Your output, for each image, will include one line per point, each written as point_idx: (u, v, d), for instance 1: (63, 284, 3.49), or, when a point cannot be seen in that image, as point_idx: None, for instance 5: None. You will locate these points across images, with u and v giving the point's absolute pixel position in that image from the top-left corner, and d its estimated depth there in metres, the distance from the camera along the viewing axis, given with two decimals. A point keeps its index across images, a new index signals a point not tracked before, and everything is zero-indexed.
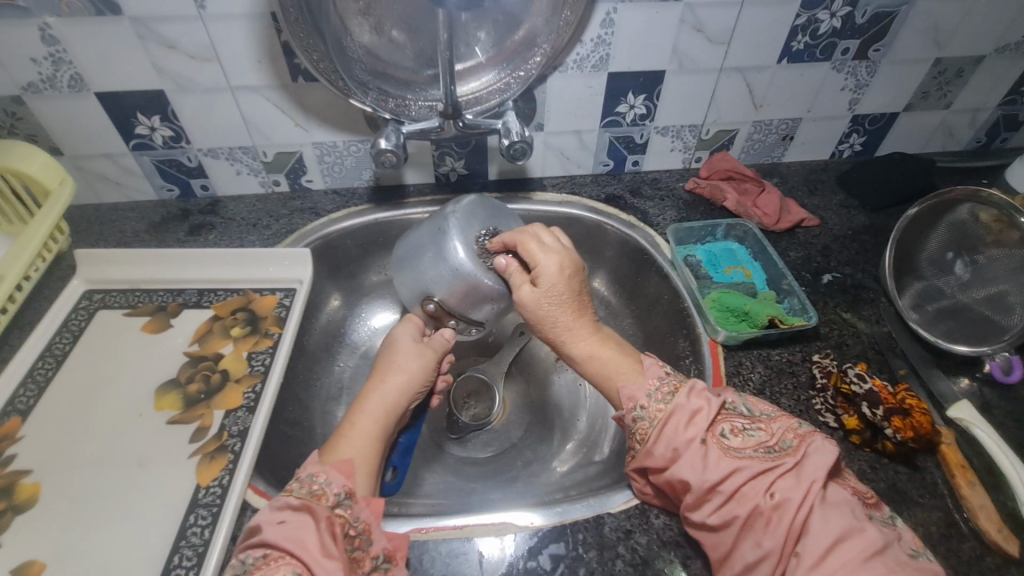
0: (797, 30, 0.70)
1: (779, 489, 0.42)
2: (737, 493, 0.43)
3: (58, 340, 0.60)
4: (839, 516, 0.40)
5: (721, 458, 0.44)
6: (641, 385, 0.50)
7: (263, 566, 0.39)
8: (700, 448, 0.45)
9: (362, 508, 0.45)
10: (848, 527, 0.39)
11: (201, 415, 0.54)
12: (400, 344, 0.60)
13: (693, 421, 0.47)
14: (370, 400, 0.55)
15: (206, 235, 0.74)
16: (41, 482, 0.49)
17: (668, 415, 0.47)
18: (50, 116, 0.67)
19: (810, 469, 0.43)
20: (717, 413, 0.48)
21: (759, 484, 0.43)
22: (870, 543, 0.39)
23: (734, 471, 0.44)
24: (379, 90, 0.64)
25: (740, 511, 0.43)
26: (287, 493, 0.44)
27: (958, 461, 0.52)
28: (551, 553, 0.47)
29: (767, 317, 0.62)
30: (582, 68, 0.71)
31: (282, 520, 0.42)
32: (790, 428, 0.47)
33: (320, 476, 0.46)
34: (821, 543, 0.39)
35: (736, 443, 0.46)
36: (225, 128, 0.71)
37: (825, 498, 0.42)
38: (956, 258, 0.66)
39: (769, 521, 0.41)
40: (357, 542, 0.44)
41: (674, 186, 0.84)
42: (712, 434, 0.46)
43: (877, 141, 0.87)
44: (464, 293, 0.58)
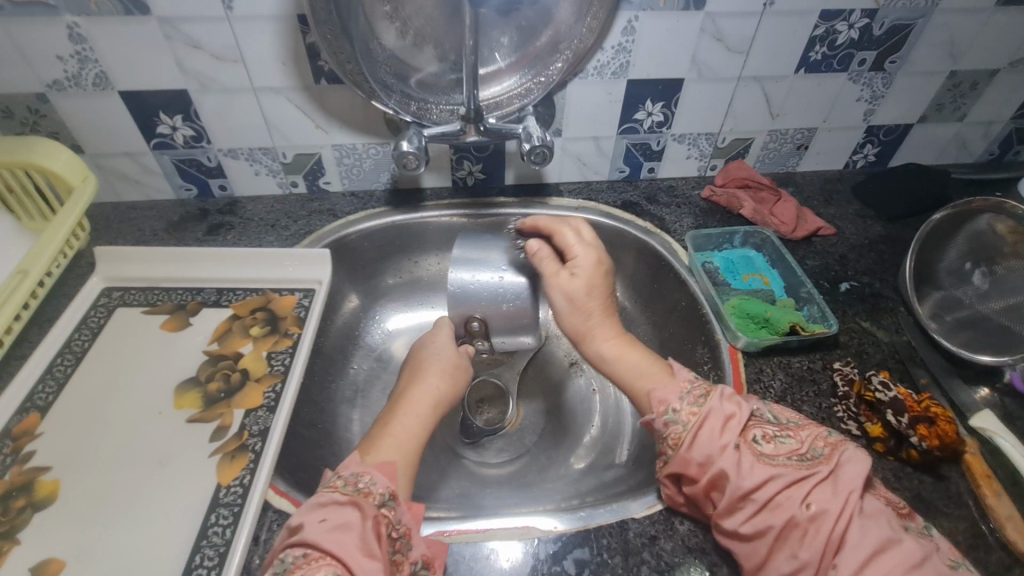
0: (816, 40, 0.71)
1: (815, 499, 0.42)
2: (773, 502, 0.43)
3: (78, 336, 0.59)
4: (877, 527, 0.40)
5: (755, 464, 0.44)
6: (675, 388, 0.50)
7: (304, 565, 0.39)
8: (734, 453, 0.45)
9: (404, 511, 0.45)
10: (885, 538, 0.40)
11: (221, 414, 0.54)
12: (439, 356, 0.61)
13: (727, 427, 0.47)
14: (413, 403, 0.56)
15: (224, 235, 0.74)
16: (61, 479, 0.49)
17: (702, 419, 0.47)
18: (73, 113, 0.67)
19: (849, 477, 0.43)
20: (749, 419, 0.48)
21: (795, 494, 0.43)
22: (908, 554, 0.39)
23: (769, 479, 0.44)
24: (403, 94, 0.65)
25: (777, 522, 0.42)
26: (330, 489, 0.44)
27: (984, 471, 0.51)
28: (575, 559, 0.47)
29: (788, 323, 0.62)
30: (602, 74, 0.71)
31: (324, 518, 0.42)
32: (821, 434, 0.47)
33: (364, 476, 0.45)
34: (858, 554, 0.39)
35: (769, 449, 0.46)
36: (246, 128, 0.71)
37: (863, 507, 0.42)
38: (975, 267, 0.67)
39: (806, 534, 0.41)
40: (398, 545, 0.43)
41: (690, 193, 0.84)
42: (745, 440, 0.46)
43: (891, 152, 0.88)
44: (504, 322, 0.65)
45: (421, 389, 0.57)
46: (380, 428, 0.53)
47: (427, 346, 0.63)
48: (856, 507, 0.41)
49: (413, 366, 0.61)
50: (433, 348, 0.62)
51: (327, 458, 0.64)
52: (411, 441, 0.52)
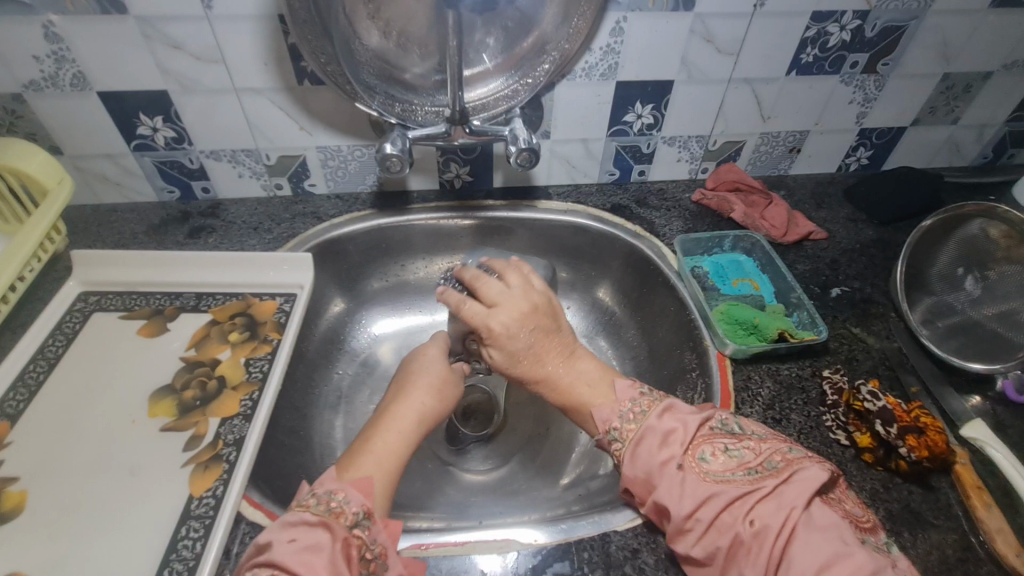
0: (807, 42, 0.70)
1: (758, 515, 0.41)
2: (719, 521, 0.42)
3: (51, 342, 0.58)
4: (824, 542, 0.39)
5: (696, 482, 0.44)
6: (614, 406, 0.52)
7: None
8: (677, 472, 0.45)
9: (379, 530, 0.44)
10: (833, 554, 0.38)
11: (196, 423, 0.53)
12: (429, 368, 0.58)
13: (667, 442, 0.47)
14: (397, 416, 0.53)
15: (206, 238, 0.73)
16: (28, 491, 0.47)
17: (641, 437, 0.48)
18: (50, 114, 0.66)
19: (787, 495, 0.41)
20: (698, 435, 0.47)
21: (737, 511, 0.42)
22: (855, 570, 0.37)
23: (711, 496, 0.43)
24: (387, 95, 0.63)
25: (725, 542, 0.42)
26: (302, 509, 0.43)
27: (974, 482, 0.50)
28: (555, 572, 0.46)
29: (777, 330, 0.61)
30: (590, 76, 0.70)
31: (293, 539, 0.40)
32: (776, 448, 0.45)
33: (337, 494, 0.44)
34: (801, 573, 0.38)
35: (715, 466, 0.45)
36: (228, 130, 0.70)
37: (809, 521, 0.40)
38: (967, 273, 0.66)
39: (751, 551, 0.40)
40: (372, 566, 0.42)
41: (680, 196, 0.83)
42: (688, 458, 0.46)
43: (884, 155, 0.87)
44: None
45: (408, 403, 0.54)
46: (361, 442, 0.51)
47: (418, 358, 0.60)
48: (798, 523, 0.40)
49: (399, 379, 0.59)
50: (423, 361, 0.59)
51: (308, 466, 0.63)
52: (393, 457, 0.50)
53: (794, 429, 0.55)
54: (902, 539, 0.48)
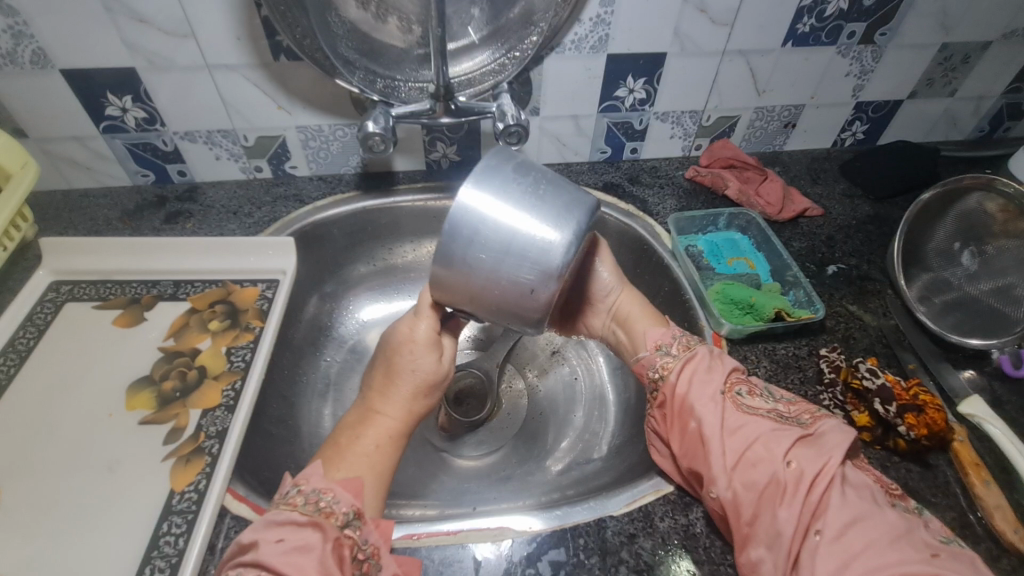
0: (803, 12, 0.68)
1: (795, 457, 0.43)
2: (753, 457, 0.44)
3: (22, 334, 0.56)
4: (858, 497, 0.41)
5: (738, 413, 0.47)
6: (667, 332, 0.56)
7: None
8: (720, 403, 0.48)
9: (371, 529, 0.43)
10: (863, 509, 0.40)
11: (176, 415, 0.51)
12: (416, 370, 0.51)
13: (713, 372, 0.51)
14: (384, 414, 0.50)
15: (183, 223, 0.70)
16: (1, 489, 0.45)
17: (691, 358, 0.52)
18: (11, 94, 0.62)
19: (823, 446, 0.44)
20: (734, 377, 0.51)
21: (776, 450, 0.44)
22: (888, 526, 0.39)
23: (751, 429, 0.46)
24: (367, 70, 0.60)
25: (759, 478, 0.43)
26: (289, 507, 0.42)
27: (972, 458, 0.50)
28: (550, 560, 0.45)
29: (774, 309, 0.59)
30: (580, 49, 0.68)
31: (280, 539, 0.39)
32: (810, 408, 0.48)
33: (326, 493, 0.43)
34: (838, 518, 0.40)
35: (751, 403, 0.48)
36: (201, 110, 0.67)
37: (843, 476, 0.42)
38: (963, 248, 0.65)
39: (786, 489, 0.42)
40: (365, 566, 0.41)
41: (673, 174, 0.81)
42: (730, 393, 0.49)
43: (880, 129, 0.85)
44: (498, 307, 0.45)
45: (392, 403, 0.51)
46: (346, 439, 0.49)
47: (405, 350, 0.52)
48: (834, 473, 0.42)
49: (383, 368, 0.53)
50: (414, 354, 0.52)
51: (295, 456, 0.62)
52: (382, 457, 0.48)
53: None
54: None
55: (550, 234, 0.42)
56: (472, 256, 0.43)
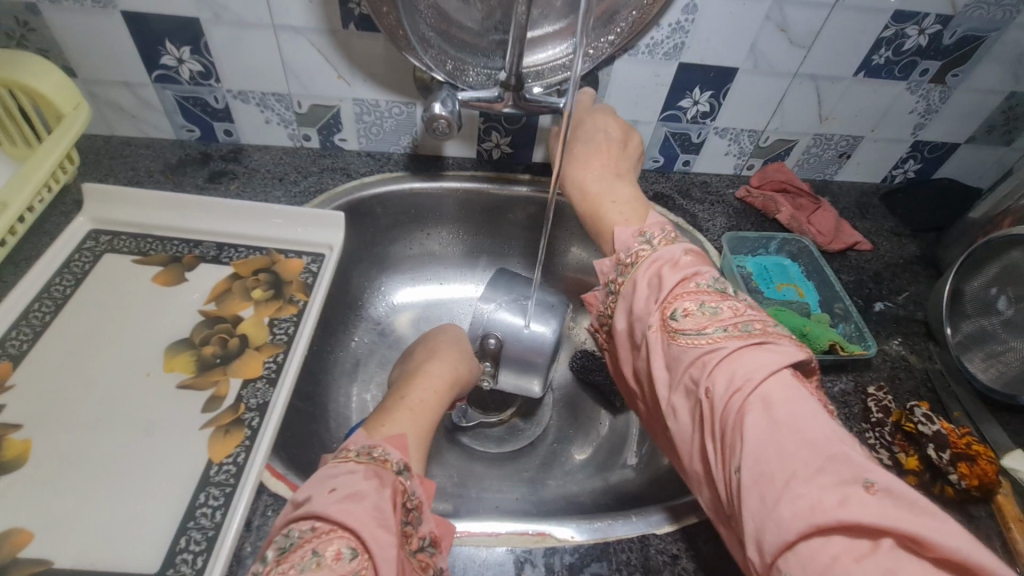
0: (881, 43, 0.67)
1: (715, 379, 0.38)
2: (687, 387, 0.40)
3: (58, 281, 0.54)
4: (777, 419, 0.34)
5: (668, 339, 0.42)
6: (630, 231, 0.51)
7: (314, 539, 0.35)
8: (655, 332, 0.44)
9: (417, 483, 0.43)
10: (784, 433, 0.34)
11: (216, 382, 0.49)
12: (455, 342, 0.63)
13: (647, 299, 0.46)
14: (432, 376, 0.56)
15: (227, 183, 0.68)
16: (32, 440, 0.44)
17: (633, 281, 0.48)
18: (65, 30, 0.60)
19: (755, 363, 0.37)
20: (675, 289, 0.45)
21: (701, 374, 0.39)
22: (812, 449, 0.33)
23: (681, 353, 0.41)
24: (440, 49, 0.59)
25: (693, 408, 0.40)
26: (342, 459, 0.41)
27: (1016, 514, 0.49)
28: (593, 572, 0.43)
29: (829, 342, 0.58)
30: (653, 54, 0.66)
31: (333, 488, 0.38)
32: (760, 318, 0.41)
33: (376, 448, 0.43)
34: (749, 445, 0.34)
35: (686, 319, 0.42)
36: (260, 71, 0.65)
37: (766, 396, 0.36)
38: (1000, 294, 0.61)
39: (709, 420, 0.38)
40: (410, 516, 0.40)
41: (723, 191, 0.80)
42: (665, 316, 0.44)
43: (931, 170, 0.84)
44: (515, 354, 0.63)
45: (439, 363, 0.58)
46: (394, 400, 0.51)
47: (443, 334, 0.65)
48: (752, 393, 0.36)
49: (432, 344, 0.63)
50: (449, 336, 0.64)
51: (322, 434, 0.61)
52: (430, 414, 0.51)
53: None
54: None
55: (541, 327, 0.62)
56: (493, 320, 0.63)
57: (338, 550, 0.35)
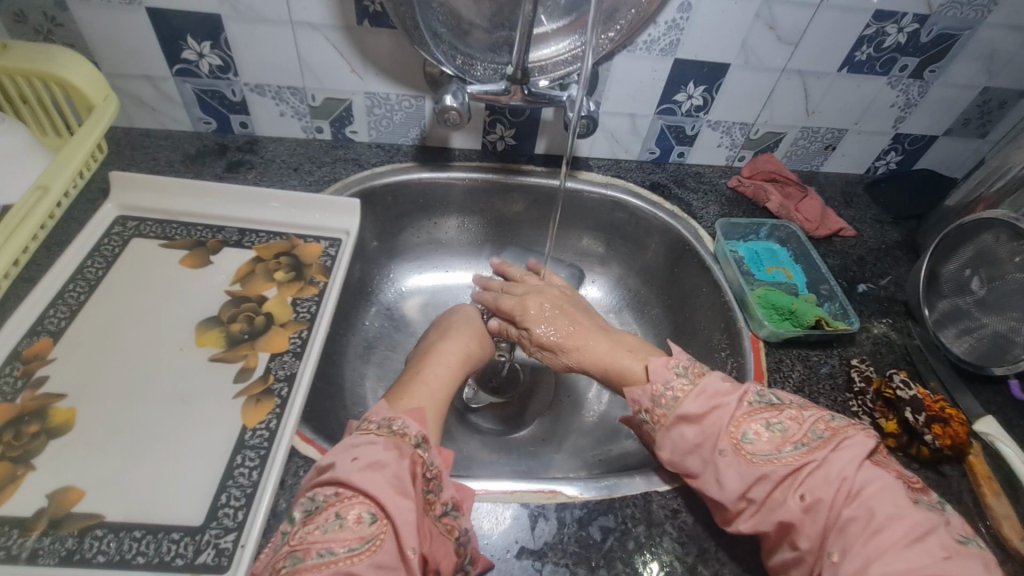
0: (863, 40, 0.71)
1: (808, 490, 0.41)
2: (773, 500, 0.42)
3: (91, 263, 0.57)
4: (877, 507, 0.39)
5: (746, 467, 0.43)
6: (642, 389, 0.50)
7: (338, 503, 0.38)
8: (726, 459, 0.44)
9: (435, 453, 0.45)
10: (884, 520, 0.38)
11: (245, 355, 0.52)
12: (469, 321, 0.66)
13: (702, 428, 0.46)
14: (448, 356, 0.58)
15: (245, 173, 0.71)
16: (77, 408, 0.47)
17: (674, 420, 0.47)
18: (91, 25, 0.62)
19: (836, 463, 0.41)
20: (737, 415, 0.46)
21: (788, 490, 0.42)
22: (907, 532, 0.38)
23: (761, 478, 0.43)
24: (451, 45, 0.62)
25: (779, 519, 0.42)
26: (364, 431, 0.44)
27: (984, 472, 0.54)
28: (600, 525, 0.47)
29: (814, 317, 0.63)
30: (651, 50, 0.70)
31: (355, 457, 0.41)
32: (819, 418, 0.45)
33: (396, 420, 0.45)
34: (858, 543, 0.38)
35: (759, 445, 0.44)
36: (276, 65, 0.68)
37: (858, 492, 0.40)
38: (973, 275, 0.66)
39: (804, 527, 0.41)
40: (430, 485, 0.43)
41: (716, 181, 0.84)
42: (732, 443, 0.45)
43: (912, 161, 0.88)
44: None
45: (452, 342, 0.61)
46: (412, 378, 0.54)
47: (458, 313, 0.68)
48: (849, 489, 0.40)
49: (446, 324, 0.66)
50: (463, 316, 0.67)
51: (340, 410, 0.64)
52: (444, 389, 0.54)
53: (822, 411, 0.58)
54: None
55: None
56: None
57: (358, 514, 0.38)
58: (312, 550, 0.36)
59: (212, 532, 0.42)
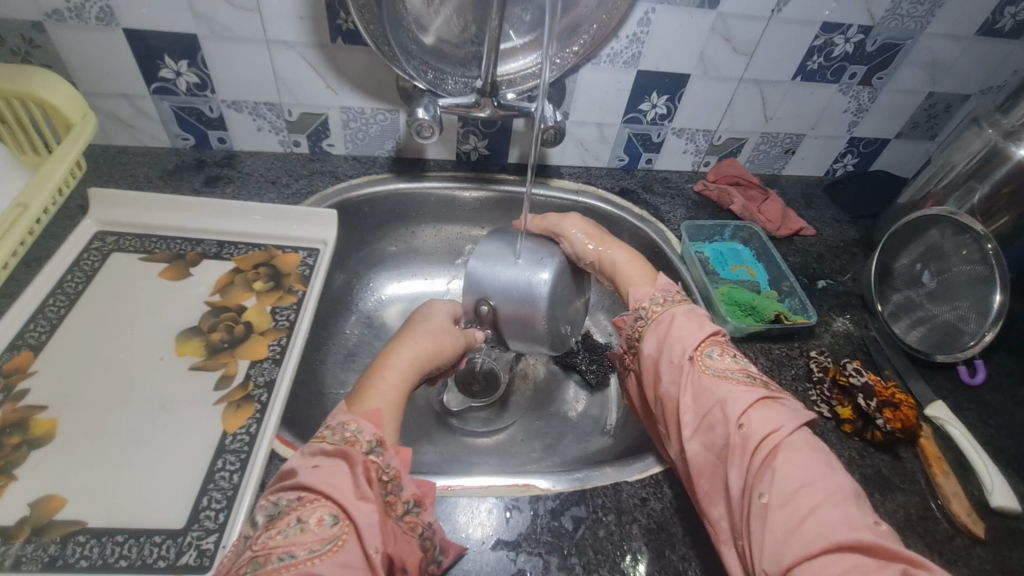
0: (814, 51, 0.76)
1: (750, 419, 0.43)
2: (713, 419, 0.45)
3: (71, 278, 0.58)
4: (807, 461, 0.41)
5: (701, 376, 0.48)
6: (649, 291, 0.58)
7: (300, 507, 0.39)
8: (687, 368, 0.49)
9: (392, 455, 0.45)
10: (813, 475, 0.40)
11: (225, 363, 0.54)
12: (432, 318, 0.62)
13: (679, 338, 0.51)
14: (401, 359, 0.56)
15: (223, 187, 0.73)
16: (58, 419, 0.48)
17: (667, 322, 0.53)
18: (69, 46, 0.64)
19: (780, 414, 0.44)
20: (709, 339, 0.51)
21: (731, 411, 0.44)
22: (834, 489, 0.39)
23: (709, 391, 0.46)
24: (422, 60, 0.65)
25: (717, 439, 0.45)
26: (319, 439, 0.44)
27: (935, 453, 0.57)
28: (572, 515, 0.49)
29: (773, 312, 0.67)
30: (614, 62, 0.73)
31: (316, 464, 0.42)
32: (777, 379, 0.48)
33: (350, 424, 0.46)
34: (785, 481, 0.39)
35: (719, 365, 0.48)
36: (253, 82, 0.70)
37: (793, 442, 0.42)
38: (924, 269, 0.70)
39: (737, 449, 0.43)
40: (389, 486, 0.43)
41: (683, 186, 0.87)
42: (700, 356, 0.49)
43: (868, 163, 0.93)
44: (512, 317, 0.62)
45: (407, 340, 0.58)
46: (366, 382, 0.53)
47: (425, 309, 0.64)
48: (785, 438, 0.42)
49: (405, 327, 0.61)
50: (429, 312, 0.63)
51: (320, 416, 0.65)
52: (395, 394, 0.52)
53: None
54: (873, 498, 0.54)
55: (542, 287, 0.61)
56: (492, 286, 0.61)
57: (320, 517, 0.38)
58: (273, 556, 0.36)
59: (194, 533, 0.43)
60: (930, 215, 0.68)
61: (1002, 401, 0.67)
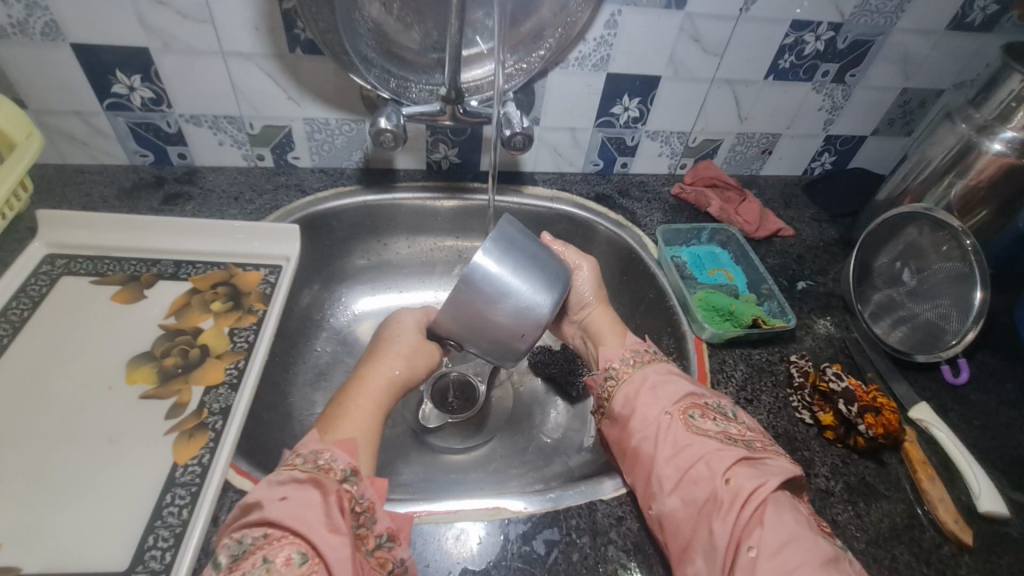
0: (785, 49, 0.75)
1: (735, 475, 0.43)
2: (695, 474, 0.45)
3: (16, 305, 0.55)
4: (792, 521, 0.41)
5: (685, 434, 0.47)
6: (620, 350, 0.57)
7: (267, 546, 0.37)
8: (667, 424, 0.49)
9: (367, 486, 0.45)
10: (798, 533, 0.40)
11: (179, 391, 0.51)
12: (401, 339, 0.59)
13: (658, 397, 0.51)
14: (373, 382, 0.55)
15: (183, 205, 0.70)
16: None
17: (640, 382, 0.53)
18: (14, 64, 0.62)
19: (764, 470, 0.44)
20: (689, 398, 0.51)
21: (716, 467, 0.44)
22: (818, 550, 0.39)
23: (692, 448, 0.46)
24: (383, 69, 0.63)
25: (699, 494, 0.44)
26: (289, 468, 0.43)
27: (920, 458, 0.55)
28: (544, 538, 0.47)
29: (751, 317, 0.65)
30: (583, 66, 0.72)
31: (284, 497, 0.40)
32: (760, 438, 0.48)
33: (324, 454, 0.44)
34: (773, 538, 0.40)
35: (702, 424, 0.48)
36: (210, 95, 0.68)
37: (779, 501, 0.42)
38: (904, 267, 0.69)
39: (723, 505, 0.42)
40: (362, 519, 0.42)
41: (659, 190, 0.86)
42: (680, 414, 0.49)
43: (846, 160, 0.92)
44: (489, 344, 0.53)
45: (378, 368, 0.56)
46: (337, 409, 0.51)
47: (395, 326, 0.61)
48: (770, 494, 0.42)
49: (375, 345, 0.60)
50: (400, 330, 0.61)
51: (286, 440, 0.63)
52: (373, 419, 0.51)
53: (764, 408, 0.59)
54: (857, 508, 0.52)
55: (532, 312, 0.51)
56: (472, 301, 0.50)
57: (288, 555, 0.36)
58: None
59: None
60: (907, 212, 0.67)
61: (987, 400, 0.65)
